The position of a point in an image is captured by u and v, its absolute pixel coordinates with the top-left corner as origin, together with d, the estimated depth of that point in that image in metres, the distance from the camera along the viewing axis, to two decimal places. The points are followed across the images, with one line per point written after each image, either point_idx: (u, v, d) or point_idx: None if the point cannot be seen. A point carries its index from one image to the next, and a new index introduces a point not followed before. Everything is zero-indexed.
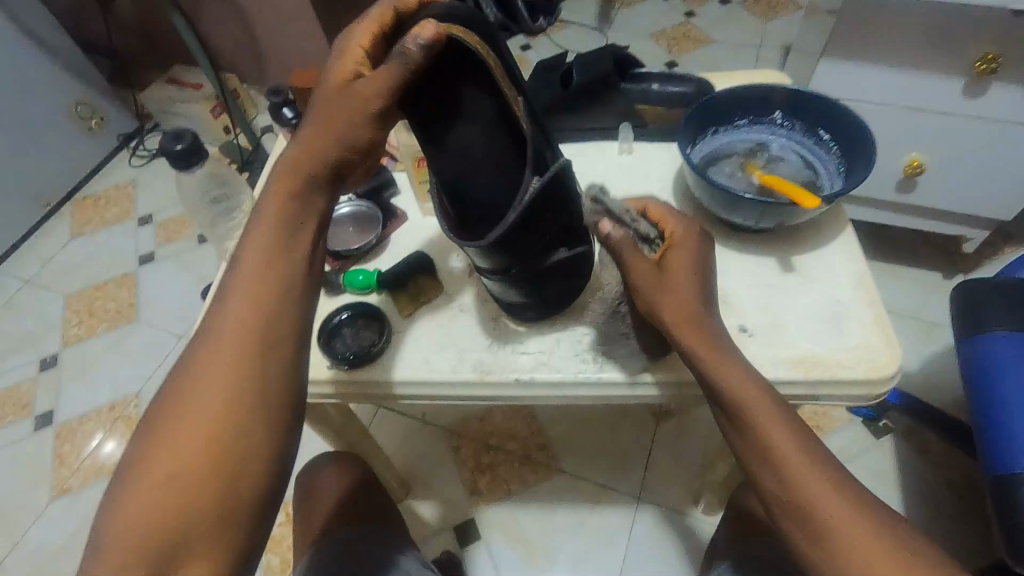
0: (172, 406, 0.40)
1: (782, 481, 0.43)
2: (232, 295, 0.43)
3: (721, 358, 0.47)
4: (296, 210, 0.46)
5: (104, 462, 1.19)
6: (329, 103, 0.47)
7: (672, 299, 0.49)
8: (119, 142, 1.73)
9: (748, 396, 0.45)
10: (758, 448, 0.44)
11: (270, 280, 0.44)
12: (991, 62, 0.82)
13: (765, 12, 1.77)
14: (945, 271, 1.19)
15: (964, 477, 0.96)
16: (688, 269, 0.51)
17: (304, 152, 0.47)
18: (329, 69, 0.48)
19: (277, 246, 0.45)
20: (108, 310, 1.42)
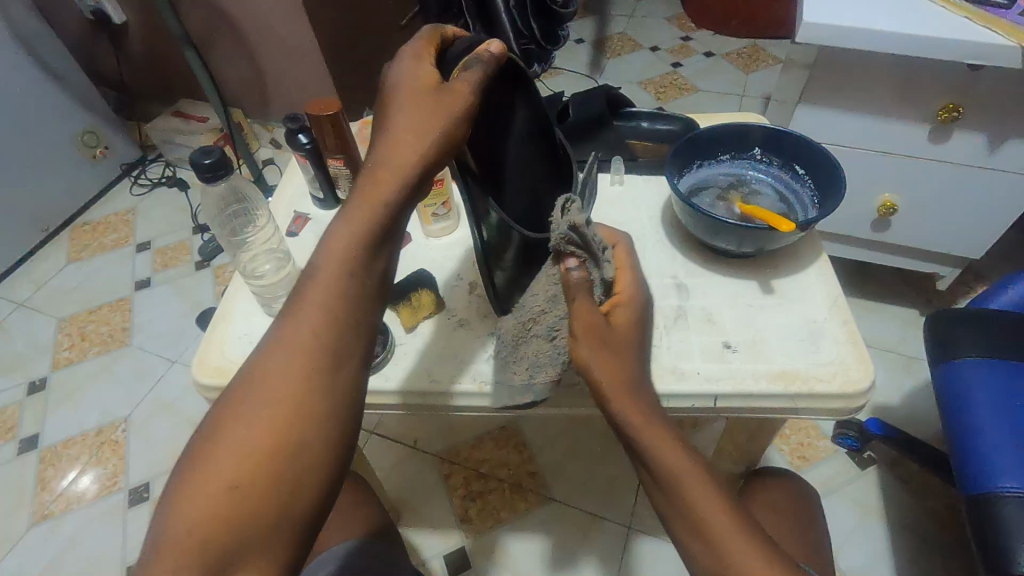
0: (237, 410, 0.39)
1: (718, 557, 0.42)
2: (306, 301, 0.42)
3: (664, 435, 0.47)
4: (386, 218, 0.43)
5: (85, 489, 1.17)
6: (418, 103, 0.45)
7: (606, 358, 0.49)
8: (122, 170, 1.78)
9: (689, 476, 0.45)
10: (694, 523, 0.44)
11: (348, 289, 0.42)
12: (952, 111, 0.89)
13: (747, 64, 1.89)
14: (921, 307, 1.24)
15: (946, 507, 0.98)
16: (629, 328, 0.52)
17: (392, 148, 0.44)
18: (407, 70, 0.47)
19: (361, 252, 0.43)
20: (101, 334, 1.42)
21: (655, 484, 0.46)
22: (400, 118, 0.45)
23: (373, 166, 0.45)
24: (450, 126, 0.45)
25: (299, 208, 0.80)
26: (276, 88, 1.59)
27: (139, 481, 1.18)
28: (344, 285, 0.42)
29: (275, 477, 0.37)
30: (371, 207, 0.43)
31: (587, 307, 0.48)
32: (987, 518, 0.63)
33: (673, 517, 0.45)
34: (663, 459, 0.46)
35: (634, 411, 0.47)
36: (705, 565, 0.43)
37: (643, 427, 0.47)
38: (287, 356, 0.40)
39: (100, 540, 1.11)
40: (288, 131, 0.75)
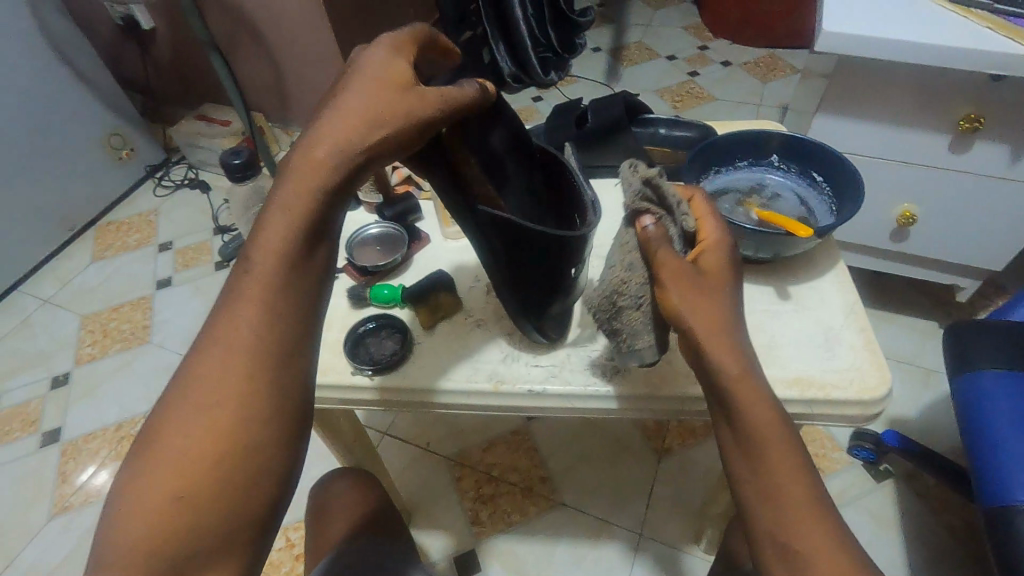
0: (175, 414, 0.39)
1: (785, 525, 0.40)
2: (240, 297, 0.41)
3: (753, 391, 0.43)
4: (323, 213, 0.42)
5: (104, 483, 1.20)
6: (378, 93, 0.44)
7: (702, 304, 0.46)
8: (146, 172, 1.82)
9: (773, 433, 0.42)
10: (767, 485, 0.41)
11: (285, 285, 0.41)
12: (974, 121, 0.88)
13: (764, 74, 1.89)
14: (940, 319, 1.22)
15: (964, 523, 0.97)
16: (722, 268, 0.49)
17: (338, 138, 0.42)
18: (370, 58, 0.46)
19: (298, 248, 0.42)
20: (122, 331, 1.45)
21: (738, 445, 0.43)
22: (353, 106, 0.43)
23: (311, 148, 0.42)
24: (404, 126, 0.44)
25: None
26: (297, 93, 1.62)
27: None
28: (278, 281, 0.41)
29: (220, 479, 0.38)
30: (304, 200, 0.42)
31: (669, 257, 0.47)
32: (1005, 533, 0.62)
33: (743, 474, 0.42)
34: (749, 411, 0.43)
35: (726, 358, 0.44)
36: (768, 531, 0.41)
37: (733, 377, 0.43)
38: (220, 356, 0.40)
39: None
40: None
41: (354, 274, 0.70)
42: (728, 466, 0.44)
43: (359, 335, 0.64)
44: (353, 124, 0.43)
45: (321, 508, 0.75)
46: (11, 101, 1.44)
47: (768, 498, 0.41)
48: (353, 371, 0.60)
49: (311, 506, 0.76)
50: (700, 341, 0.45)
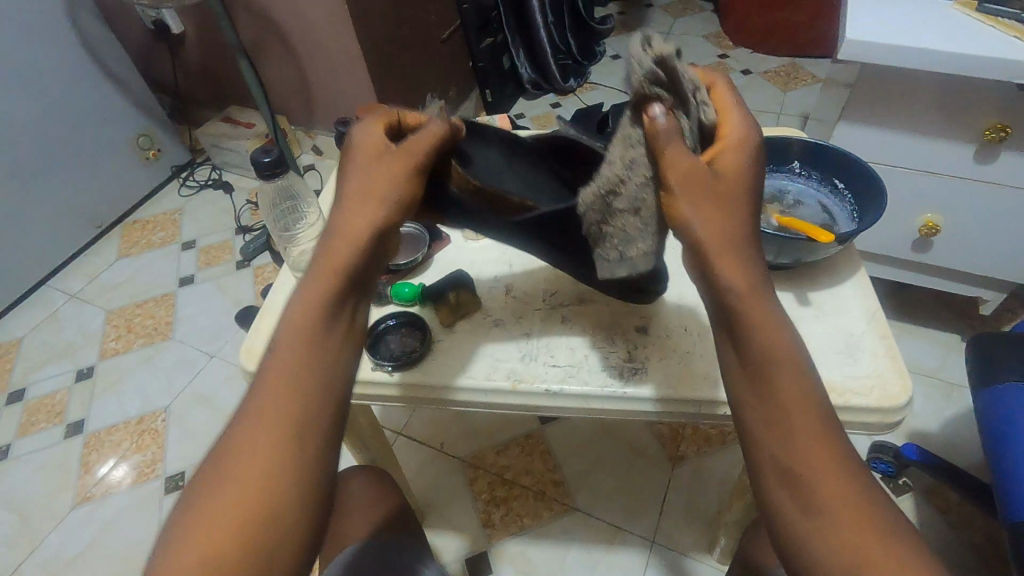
0: (207, 486, 0.38)
1: (791, 453, 0.39)
2: (267, 374, 0.42)
3: (767, 310, 0.42)
4: (346, 281, 0.45)
5: (124, 475, 1.22)
6: (375, 172, 0.48)
7: (714, 212, 0.44)
8: (172, 172, 1.86)
9: (788, 367, 0.41)
10: (776, 415, 0.40)
11: (314, 353, 0.42)
12: (1000, 130, 0.87)
13: (785, 83, 1.88)
14: (963, 332, 1.21)
15: (987, 540, 0.94)
16: (739, 172, 0.45)
17: (350, 215, 0.46)
18: (355, 138, 0.50)
19: (322, 319, 0.43)
20: (146, 327, 1.48)
21: (744, 370, 0.42)
22: (355, 189, 0.47)
23: (330, 232, 0.47)
24: (399, 188, 0.48)
25: None
26: (321, 97, 1.65)
27: (176, 470, 1.22)
28: (306, 351, 0.42)
29: (258, 541, 0.37)
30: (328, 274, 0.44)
31: (678, 154, 0.45)
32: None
33: (752, 404, 0.41)
34: (765, 340, 0.41)
35: (741, 280, 0.42)
36: (770, 458, 0.39)
37: (749, 305, 0.42)
38: (249, 432, 0.40)
39: (136, 526, 1.15)
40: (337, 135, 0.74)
41: None
42: (731, 395, 0.43)
43: (380, 332, 0.65)
44: (363, 200, 0.47)
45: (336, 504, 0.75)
46: (47, 102, 1.49)
47: (771, 423, 0.40)
48: (372, 366, 0.61)
49: None
50: (709, 255, 0.43)
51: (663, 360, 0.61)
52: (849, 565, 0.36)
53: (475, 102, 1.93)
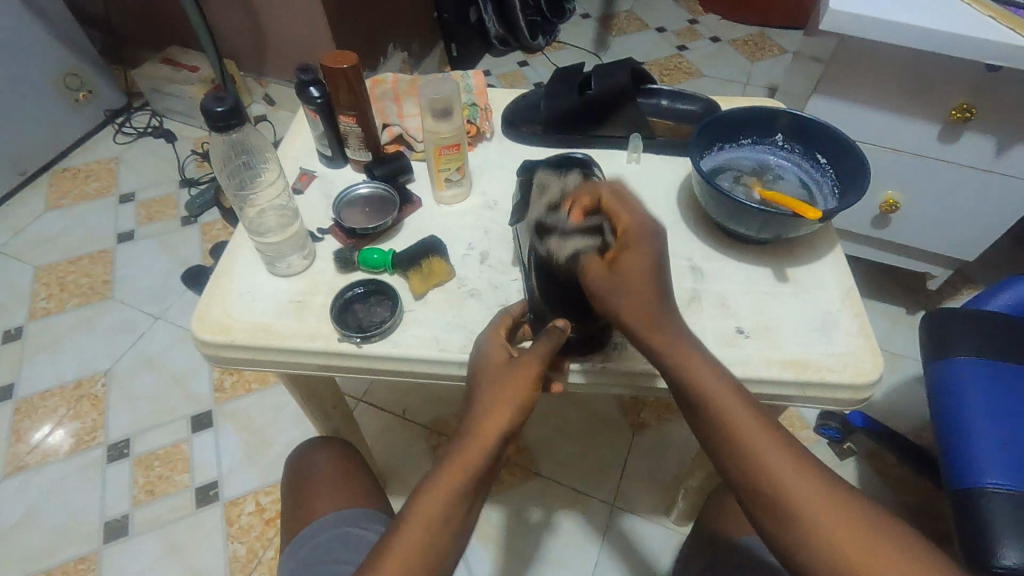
0: None
1: (754, 476, 0.44)
2: (387, 553, 0.44)
3: (690, 358, 0.47)
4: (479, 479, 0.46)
5: (62, 442, 1.15)
6: (501, 379, 0.49)
7: (632, 303, 0.47)
8: (105, 117, 1.71)
9: (723, 399, 0.46)
10: (730, 446, 0.45)
11: (435, 539, 0.45)
12: (965, 111, 0.88)
13: (753, 53, 1.86)
14: (909, 306, 1.26)
15: (922, 501, 1.01)
16: (644, 267, 0.47)
17: (488, 421, 0.47)
18: (483, 352, 0.52)
19: (446, 516, 0.45)
20: (81, 285, 1.38)
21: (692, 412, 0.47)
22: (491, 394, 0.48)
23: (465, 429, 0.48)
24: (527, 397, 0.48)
25: (305, 165, 0.73)
26: (273, 41, 1.53)
27: (120, 437, 1.16)
28: (431, 546, 0.44)
29: None
30: (460, 475, 0.46)
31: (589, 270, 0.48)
32: (970, 512, 0.64)
33: (709, 441, 0.47)
34: (693, 381, 0.47)
35: (666, 342, 0.47)
36: (739, 481, 0.45)
37: (671, 350, 0.47)
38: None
39: (76, 497, 1.09)
40: (299, 84, 0.68)
41: (340, 236, 0.64)
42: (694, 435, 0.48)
43: (345, 301, 0.59)
44: (497, 407, 0.48)
45: (300, 487, 0.72)
46: None
47: (734, 454, 0.45)
48: (338, 337, 0.56)
49: (287, 481, 0.74)
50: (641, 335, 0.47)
51: None
52: (842, 560, 0.40)
53: (439, 56, 1.84)
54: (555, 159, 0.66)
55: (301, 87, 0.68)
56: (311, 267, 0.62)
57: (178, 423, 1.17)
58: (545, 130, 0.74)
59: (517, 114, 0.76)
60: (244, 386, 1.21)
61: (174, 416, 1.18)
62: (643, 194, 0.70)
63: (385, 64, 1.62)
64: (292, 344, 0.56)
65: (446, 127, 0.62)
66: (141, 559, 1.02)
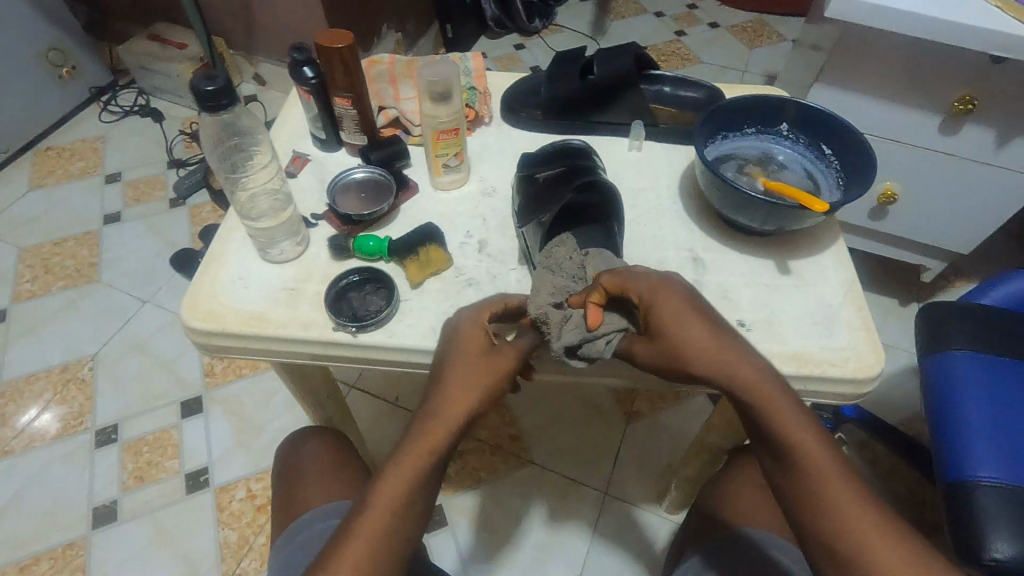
0: None
1: (828, 530, 0.44)
2: (357, 525, 0.46)
3: (780, 405, 0.46)
4: (444, 454, 0.48)
5: (48, 427, 1.13)
6: (468, 363, 0.50)
7: (706, 354, 0.47)
8: (89, 94, 1.66)
9: (812, 451, 0.45)
10: (807, 494, 0.45)
11: (400, 510, 0.46)
12: (967, 103, 0.88)
13: (751, 39, 1.84)
14: (902, 298, 1.27)
15: (910, 491, 1.02)
16: (686, 331, 0.47)
17: (456, 403, 0.49)
18: (459, 330, 0.52)
19: (413, 489, 0.47)
20: (66, 268, 1.35)
21: (774, 456, 0.46)
22: (456, 376, 0.50)
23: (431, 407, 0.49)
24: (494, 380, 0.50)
25: (298, 148, 0.71)
26: (263, 18, 1.49)
27: (107, 423, 1.14)
28: (397, 516, 0.46)
29: None
30: (425, 451, 0.48)
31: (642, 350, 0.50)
32: (963, 505, 0.64)
33: (784, 486, 0.46)
34: (782, 427, 0.45)
35: (750, 385, 0.46)
36: (812, 531, 0.44)
37: (761, 399, 0.46)
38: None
39: (63, 482, 1.08)
40: (292, 63, 0.65)
41: (334, 222, 0.62)
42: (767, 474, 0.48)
43: (341, 290, 0.58)
44: (464, 392, 0.49)
45: (294, 474, 0.71)
46: None
47: (812, 504, 0.44)
48: (332, 326, 0.55)
49: (279, 470, 0.73)
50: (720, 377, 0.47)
51: None
52: None
53: (433, 37, 1.80)
54: (555, 145, 0.65)
55: (294, 67, 0.66)
56: (305, 254, 0.61)
57: (166, 409, 1.15)
58: (546, 115, 0.72)
59: (516, 99, 0.74)
60: (234, 371, 1.20)
61: (163, 401, 1.16)
62: (644, 182, 0.68)
63: (378, 44, 1.59)
64: (284, 333, 0.55)
65: (445, 111, 0.60)
66: (130, 545, 1.01)
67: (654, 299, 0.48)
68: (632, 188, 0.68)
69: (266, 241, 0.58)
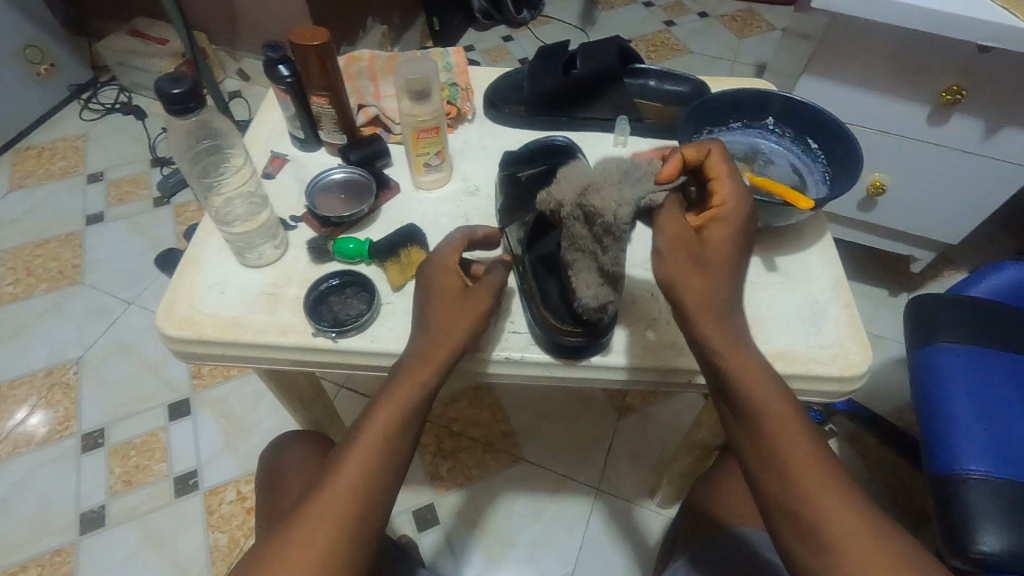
0: (281, 542, 0.43)
1: (791, 497, 0.42)
2: (350, 453, 0.47)
3: (749, 365, 0.45)
4: (434, 385, 0.50)
5: (35, 430, 1.12)
6: (450, 306, 0.52)
7: (700, 283, 0.45)
8: (70, 92, 1.63)
9: (775, 412, 0.44)
10: (771, 460, 0.43)
11: (394, 438, 0.48)
12: (956, 93, 0.87)
13: (740, 29, 1.83)
14: (892, 289, 1.27)
15: (900, 481, 1.02)
16: (727, 243, 0.47)
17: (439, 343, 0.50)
18: (438, 270, 0.53)
19: (401, 421, 0.48)
20: (48, 270, 1.33)
21: (739, 423, 0.45)
22: (436, 316, 0.51)
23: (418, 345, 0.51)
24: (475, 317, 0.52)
25: (276, 148, 0.70)
26: (245, 13, 1.46)
27: (94, 427, 1.12)
28: (385, 446, 0.47)
29: None
30: (416, 382, 0.49)
31: (673, 220, 0.46)
32: (952, 498, 0.64)
33: (748, 452, 0.44)
34: (748, 389, 0.44)
35: (722, 343, 0.45)
36: (775, 498, 0.43)
37: (730, 356, 0.45)
38: (330, 503, 0.45)
39: (49, 487, 1.06)
40: (267, 62, 0.63)
41: (314, 225, 0.61)
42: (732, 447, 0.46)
43: (321, 294, 0.57)
44: (444, 335, 0.51)
45: (277, 481, 0.70)
46: None
47: (777, 473, 0.43)
48: (312, 332, 0.54)
49: (266, 476, 0.72)
50: (695, 326, 0.46)
51: (626, 327, 0.59)
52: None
53: (421, 30, 1.77)
54: (538, 143, 0.64)
55: (269, 65, 0.64)
56: (283, 258, 0.59)
57: (154, 411, 1.14)
58: (528, 112, 0.71)
59: (498, 96, 0.73)
60: (223, 373, 1.18)
61: (150, 404, 1.15)
62: None
63: (364, 39, 1.56)
64: (263, 338, 0.54)
65: (425, 109, 0.59)
66: (119, 550, 1.00)
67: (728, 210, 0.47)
68: None
69: (242, 241, 0.57)
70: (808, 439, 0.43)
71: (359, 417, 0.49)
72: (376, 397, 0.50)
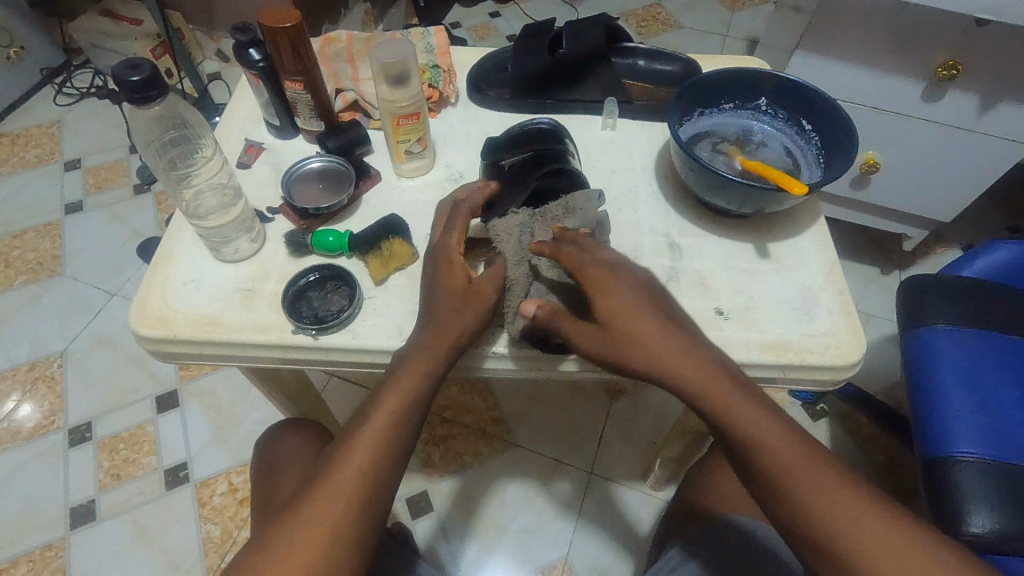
0: (286, 542, 0.43)
1: (805, 524, 0.43)
2: (354, 443, 0.46)
3: (735, 401, 0.45)
4: (439, 376, 0.49)
5: (21, 424, 1.11)
6: (450, 303, 0.50)
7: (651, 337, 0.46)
8: (42, 76, 1.58)
9: (771, 441, 0.45)
10: (777, 491, 0.44)
11: (393, 434, 0.47)
12: (952, 68, 0.85)
13: (733, 2, 1.78)
14: (884, 267, 1.26)
15: (891, 459, 1.03)
16: (639, 325, 0.46)
17: (443, 340, 0.49)
18: (446, 258, 0.51)
19: (405, 416, 0.47)
20: (27, 261, 1.29)
21: (739, 458, 0.46)
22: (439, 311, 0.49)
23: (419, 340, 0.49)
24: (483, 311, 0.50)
25: (251, 136, 0.67)
26: None
27: (80, 420, 1.11)
28: (383, 441, 0.46)
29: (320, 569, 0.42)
30: (420, 373, 0.48)
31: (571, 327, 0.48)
32: (942, 480, 0.64)
33: (755, 483, 0.46)
34: (739, 425, 0.45)
35: (699, 383, 0.45)
36: (789, 525, 0.44)
37: (712, 396, 0.45)
38: (332, 493, 0.45)
39: (37, 482, 1.05)
40: (237, 46, 0.61)
41: (292, 217, 0.59)
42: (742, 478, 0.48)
43: (300, 289, 0.55)
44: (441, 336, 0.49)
45: (269, 472, 0.69)
46: None
47: (791, 504, 0.44)
48: (292, 330, 0.52)
49: (257, 467, 0.71)
50: (667, 372, 0.46)
51: None
52: None
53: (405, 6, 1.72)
54: (523, 129, 0.62)
55: (239, 50, 0.61)
56: (260, 252, 0.57)
57: (141, 404, 1.12)
58: (513, 94, 0.69)
59: (482, 78, 0.70)
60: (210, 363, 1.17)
61: (137, 396, 1.13)
62: (617, 163, 0.66)
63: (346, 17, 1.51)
64: (241, 337, 0.52)
65: (403, 94, 0.56)
66: (110, 544, 0.99)
67: (602, 288, 0.48)
68: (607, 170, 0.65)
69: (215, 233, 0.54)
70: (813, 460, 0.44)
71: (361, 409, 0.48)
72: (378, 387, 0.49)
